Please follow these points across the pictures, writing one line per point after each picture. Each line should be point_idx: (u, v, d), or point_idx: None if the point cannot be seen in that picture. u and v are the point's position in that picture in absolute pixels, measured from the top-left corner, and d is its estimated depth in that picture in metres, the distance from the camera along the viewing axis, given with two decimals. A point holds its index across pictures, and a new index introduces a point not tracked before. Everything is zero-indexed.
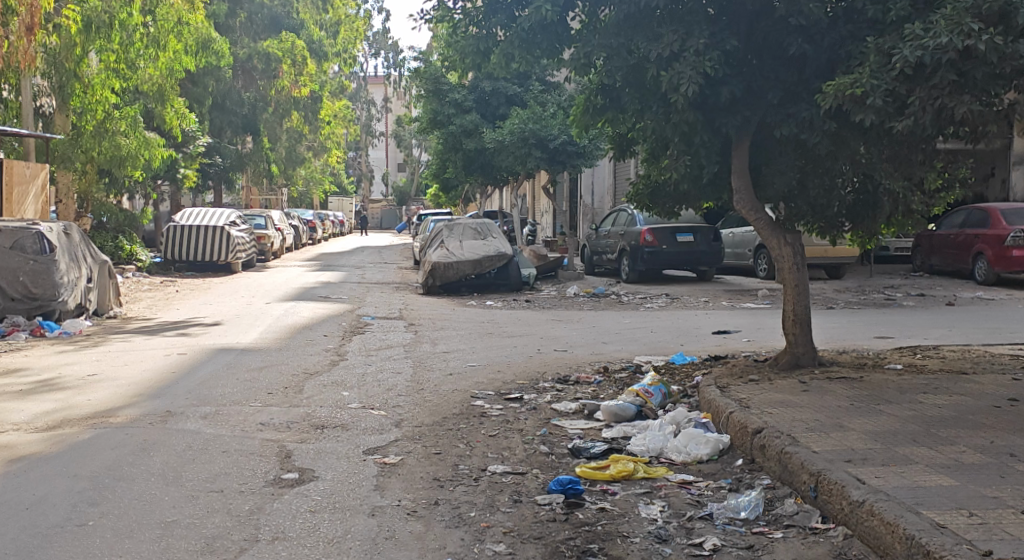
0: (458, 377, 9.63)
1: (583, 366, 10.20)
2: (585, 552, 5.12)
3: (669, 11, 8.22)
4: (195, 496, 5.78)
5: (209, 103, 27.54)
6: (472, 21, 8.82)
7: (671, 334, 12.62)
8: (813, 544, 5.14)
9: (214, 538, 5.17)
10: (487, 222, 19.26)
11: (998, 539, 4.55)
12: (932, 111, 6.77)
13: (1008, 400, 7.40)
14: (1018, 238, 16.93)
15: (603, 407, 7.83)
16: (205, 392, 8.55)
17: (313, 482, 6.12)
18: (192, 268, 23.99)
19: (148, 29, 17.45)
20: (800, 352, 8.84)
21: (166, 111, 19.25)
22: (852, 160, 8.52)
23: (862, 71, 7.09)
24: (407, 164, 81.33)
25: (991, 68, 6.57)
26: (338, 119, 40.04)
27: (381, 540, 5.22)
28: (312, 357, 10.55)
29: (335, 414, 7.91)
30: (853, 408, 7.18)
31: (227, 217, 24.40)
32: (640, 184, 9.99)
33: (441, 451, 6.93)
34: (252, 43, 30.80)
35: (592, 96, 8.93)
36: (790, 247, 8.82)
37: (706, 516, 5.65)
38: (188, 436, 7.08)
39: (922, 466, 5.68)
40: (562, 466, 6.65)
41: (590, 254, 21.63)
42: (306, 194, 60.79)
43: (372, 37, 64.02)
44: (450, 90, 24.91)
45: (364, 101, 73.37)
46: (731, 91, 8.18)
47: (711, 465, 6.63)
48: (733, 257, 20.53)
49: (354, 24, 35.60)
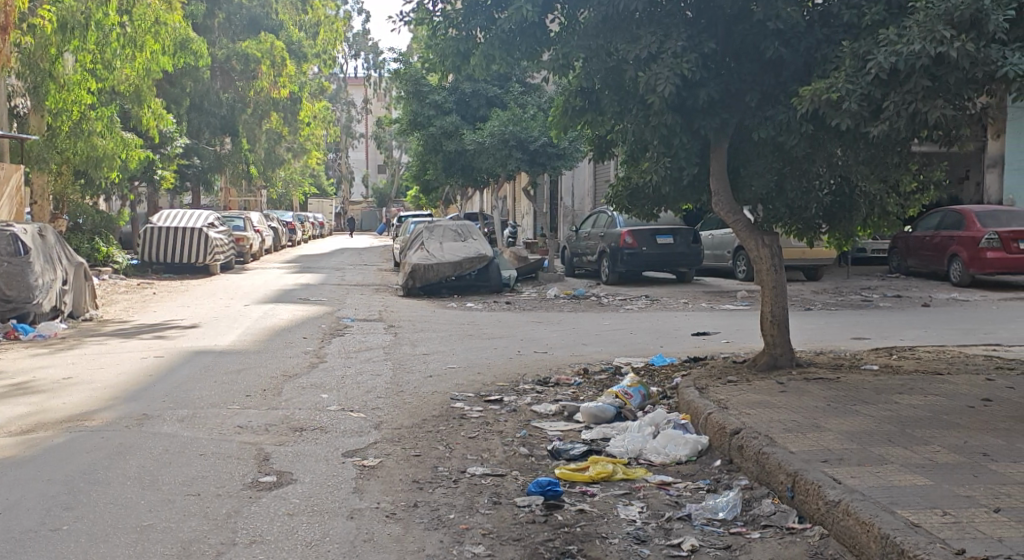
0: (437, 378, 9.64)
1: (562, 367, 10.24)
2: (564, 552, 5.15)
3: (648, 13, 8.26)
4: (171, 500, 5.75)
5: (187, 104, 27.43)
6: (450, 23, 8.81)
7: (651, 335, 12.69)
8: (789, 544, 5.17)
9: (191, 541, 5.15)
10: (467, 224, 19.22)
11: (972, 538, 4.59)
12: (906, 115, 6.83)
13: (981, 400, 7.48)
14: (992, 239, 17.12)
15: (582, 408, 7.85)
16: (182, 395, 8.50)
17: (291, 485, 6.10)
18: (169, 270, 23.82)
19: (125, 29, 17.14)
20: (778, 352, 8.90)
21: (143, 111, 19.11)
22: (829, 163, 8.58)
23: (838, 75, 7.17)
24: (388, 165, 81.21)
25: (964, 74, 6.64)
26: (317, 120, 39.92)
27: (359, 543, 5.21)
28: (291, 358, 10.55)
29: (313, 416, 7.89)
30: (830, 408, 7.25)
31: (205, 219, 24.25)
32: (619, 186, 10.02)
33: (420, 453, 6.94)
34: (231, 43, 30.65)
35: (571, 98, 8.95)
36: (768, 248, 8.86)
37: (684, 516, 5.68)
38: (165, 439, 7.03)
39: (896, 466, 5.73)
40: (541, 468, 6.66)
41: (570, 255, 21.68)
42: (284, 195, 60.58)
43: (352, 38, 63.78)
44: (430, 92, 24.87)
45: (344, 103, 73.19)
46: (709, 93, 8.21)
47: (690, 465, 6.67)
48: (712, 259, 20.65)
49: (333, 24, 35.44)
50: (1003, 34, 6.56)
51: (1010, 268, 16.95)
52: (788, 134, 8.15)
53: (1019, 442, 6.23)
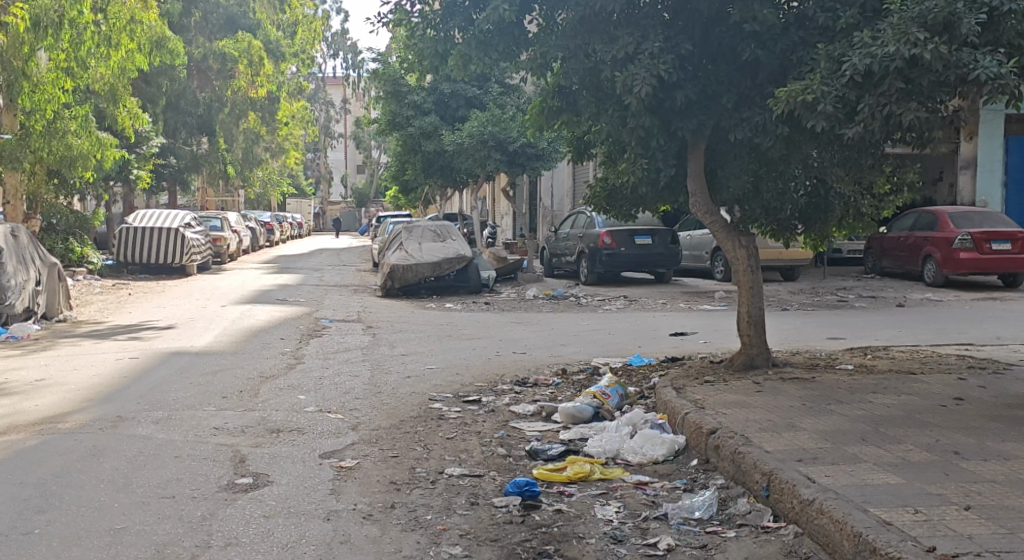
0: (415, 379, 9.64)
1: (541, 368, 10.26)
2: (541, 553, 5.16)
3: (625, 15, 8.31)
4: (144, 503, 5.71)
5: (163, 103, 27.30)
6: (429, 24, 8.82)
7: (629, 335, 12.73)
8: (764, 542, 5.22)
9: (166, 544, 5.13)
10: (446, 224, 19.19)
11: (942, 535, 4.64)
12: (880, 117, 6.88)
13: (953, 400, 7.55)
14: (964, 240, 17.30)
15: (560, 409, 7.87)
16: (157, 397, 8.45)
17: (268, 486, 6.09)
18: (145, 271, 23.65)
19: (99, 27, 16.97)
20: (754, 353, 8.95)
21: (119, 110, 18.91)
22: (804, 164, 8.63)
23: (815, 77, 7.21)
24: (367, 165, 80.91)
25: (936, 76, 6.71)
26: (294, 120, 39.81)
27: (336, 545, 5.21)
28: (268, 359, 10.51)
29: (291, 417, 7.88)
30: (805, 408, 7.30)
31: (182, 219, 24.09)
32: (598, 187, 10.04)
33: (398, 454, 6.93)
34: (207, 42, 30.48)
35: (549, 99, 8.95)
36: (744, 249, 8.91)
37: (661, 516, 5.70)
38: (140, 441, 6.99)
39: (870, 464, 5.78)
40: (519, 468, 6.67)
41: (550, 256, 21.70)
42: (261, 195, 60.38)
43: (331, 37, 63.69)
44: (409, 92, 24.87)
45: (322, 102, 73.05)
46: (686, 95, 8.24)
47: (667, 465, 6.71)
48: (690, 260, 20.75)
49: (311, 24, 35.68)
50: (974, 38, 6.70)
51: (983, 268, 17.15)
52: (765, 135, 8.21)
53: (989, 441, 6.30)
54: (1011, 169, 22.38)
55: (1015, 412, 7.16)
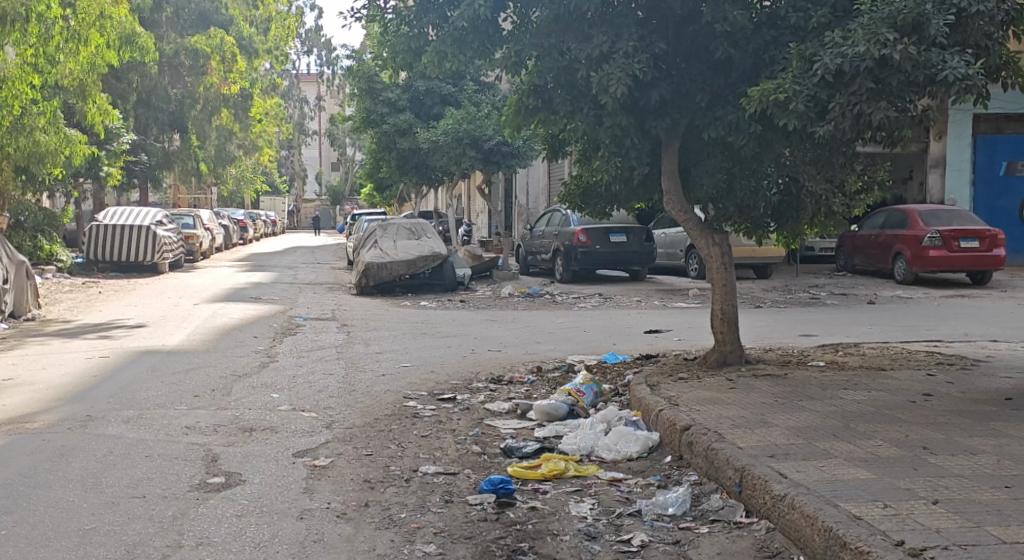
0: (390, 377, 9.60)
1: (515, 366, 10.26)
2: (515, 550, 5.16)
3: (600, 13, 8.29)
4: (114, 503, 5.66)
5: (133, 99, 27.00)
6: (403, 21, 8.81)
7: (604, 333, 12.76)
8: (736, 538, 5.26)
9: (136, 544, 5.09)
10: (421, 222, 19.14)
11: (910, 529, 4.68)
12: (851, 116, 6.94)
13: (922, 395, 7.63)
14: (934, 238, 17.47)
15: (536, 406, 7.88)
16: (127, 396, 8.38)
17: (240, 485, 6.05)
18: (115, 269, 23.46)
19: (68, 22, 16.58)
20: (727, 350, 9.01)
21: (88, 106, 18.78)
22: (776, 163, 8.69)
23: (786, 76, 7.24)
24: (342, 163, 80.60)
25: (905, 76, 6.79)
26: (267, 117, 39.54)
27: (309, 544, 5.18)
28: (241, 358, 10.43)
29: (263, 416, 7.83)
30: (778, 404, 7.35)
31: (152, 217, 23.88)
32: (572, 185, 10.07)
33: (373, 452, 6.92)
34: (179, 38, 30.16)
35: (524, 97, 8.94)
36: (718, 247, 8.96)
37: (635, 512, 5.73)
38: (110, 441, 6.93)
39: (841, 459, 5.83)
40: (493, 466, 6.67)
41: (525, 254, 21.69)
42: (235, 191, 60.01)
43: (305, 34, 63.32)
44: (383, 89, 24.77)
45: (297, 99, 72.68)
46: (661, 94, 8.27)
47: (640, 462, 6.73)
48: (666, 257, 20.84)
49: (285, 21, 35.39)
50: (942, 39, 6.79)
51: (952, 266, 17.35)
52: (738, 134, 8.26)
53: (957, 436, 6.37)
54: (980, 168, 22.63)
55: (982, 407, 7.25)
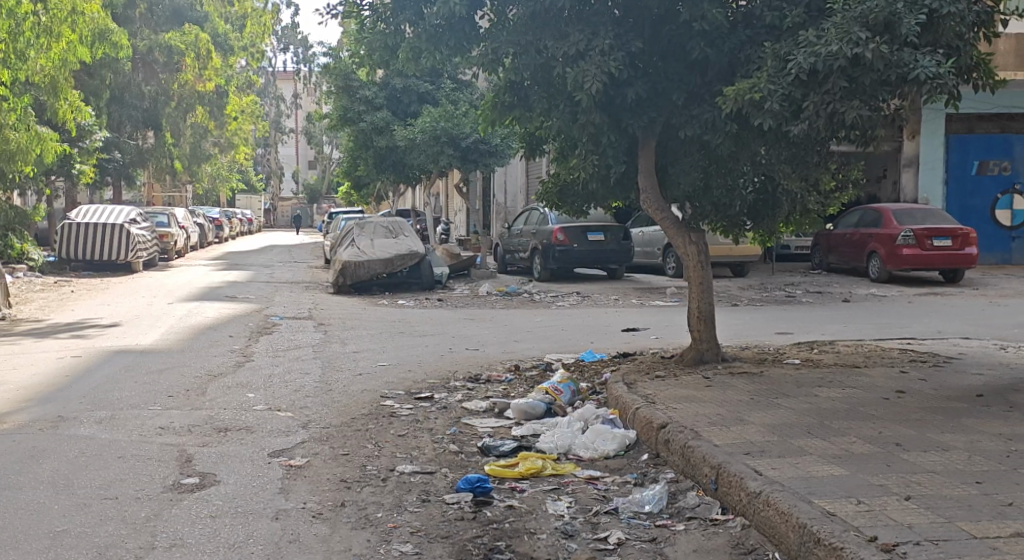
0: (367, 376, 9.57)
1: (493, 365, 10.24)
2: (491, 549, 5.16)
3: (576, 11, 8.28)
4: (86, 504, 5.61)
5: (106, 96, 26.72)
6: (380, 18, 8.77)
7: (582, 331, 12.78)
8: (712, 535, 5.28)
9: (108, 546, 5.03)
10: (398, 221, 19.08)
11: (883, 525, 4.71)
12: (825, 115, 6.98)
13: (895, 392, 7.69)
14: (908, 237, 17.62)
15: (513, 404, 7.85)
16: (100, 396, 8.31)
17: (215, 486, 6.02)
18: (88, 267, 23.26)
19: (39, 18, 16.35)
20: (704, 348, 9.05)
21: (60, 104, 18.53)
22: (753, 161, 8.73)
23: (760, 76, 7.24)
24: (320, 161, 80.27)
25: (878, 75, 6.84)
26: (244, 115, 39.31)
27: (285, 544, 5.15)
28: (216, 358, 10.36)
29: (239, 416, 7.78)
30: (754, 402, 7.38)
31: (126, 215, 23.68)
32: (549, 183, 10.07)
33: (349, 452, 6.89)
34: (153, 34, 29.89)
35: (501, 95, 8.93)
36: (695, 245, 8.99)
37: (612, 511, 5.74)
38: (81, 441, 6.86)
39: (815, 456, 5.86)
40: (471, 465, 6.65)
41: (503, 252, 21.69)
42: (210, 188, 59.77)
43: (281, 31, 63.01)
44: (360, 87, 24.69)
45: (273, 97, 72.27)
46: (637, 92, 8.27)
47: (618, 460, 6.73)
48: (643, 256, 20.91)
49: (261, 18, 35.19)
50: (914, 38, 6.84)
51: (925, 264, 17.51)
52: (714, 133, 8.29)
53: (930, 432, 6.42)
54: (952, 168, 22.82)
55: (954, 404, 7.31)
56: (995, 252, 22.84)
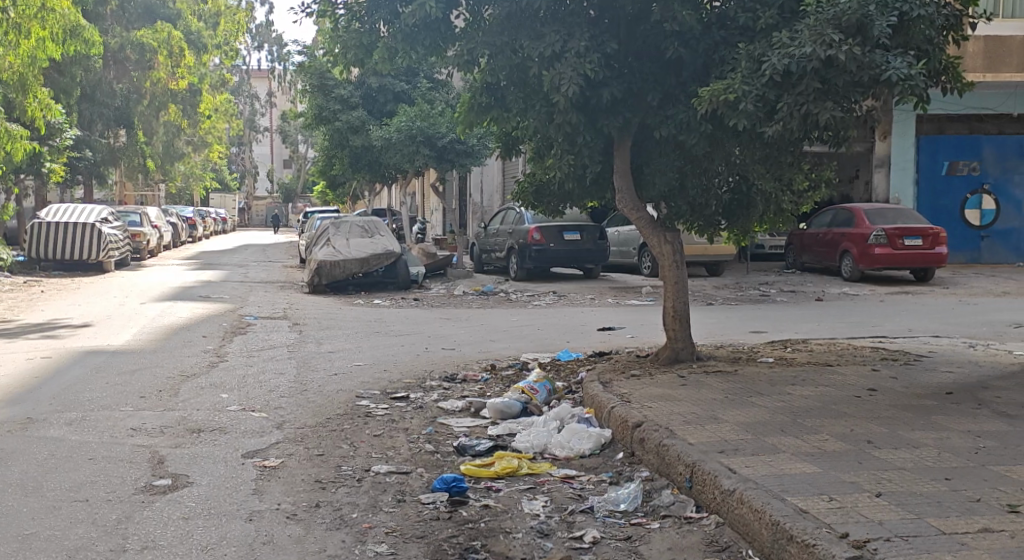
0: (342, 376, 9.53)
1: (469, 364, 10.24)
2: (467, 549, 5.15)
3: (552, 11, 8.30)
4: (56, 507, 5.55)
5: (76, 94, 26.44)
6: (354, 17, 8.73)
7: (558, 330, 12.80)
8: (687, 533, 5.29)
9: (78, 549, 4.98)
10: (374, 220, 19.01)
11: (854, 521, 4.75)
12: (799, 117, 7.02)
13: (868, 390, 7.76)
14: (880, 236, 17.77)
15: (489, 404, 7.85)
16: (71, 397, 8.23)
17: (187, 488, 5.97)
18: (58, 267, 23.02)
19: (8, 14, 16.17)
20: (679, 347, 9.09)
21: (29, 101, 18.31)
22: (727, 161, 8.78)
23: (735, 76, 7.25)
24: (294, 160, 79.90)
25: (851, 76, 6.89)
26: (218, 114, 39.04)
27: (259, 545, 5.13)
28: (189, 358, 10.29)
29: (212, 416, 7.73)
30: (728, 400, 7.41)
31: (97, 214, 23.46)
32: (525, 183, 10.07)
33: (324, 452, 6.86)
34: (124, 32, 29.61)
35: (477, 95, 8.93)
36: (670, 245, 9.04)
37: (588, 509, 5.75)
38: (51, 443, 6.80)
39: (788, 454, 5.90)
40: (446, 465, 6.64)
41: (479, 252, 21.68)
42: (184, 188, 59.39)
43: (256, 29, 62.63)
44: (335, 86, 24.58)
45: (247, 95, 71.84)
46: (612, 92, 8.28)
47: (594, 459, 6.74)
48: (619, 255, 20.97)
49: (235, 16, 35.00)
50: (886, 40, 6.91)
51: (897, 264, 17.68)
52: (689, 133, 8.32)
53: (900, 430, 6.48)
54: (923, 168, 23.04)
55: (924, 401, 7.38)
56: (964, 251, 23.07)
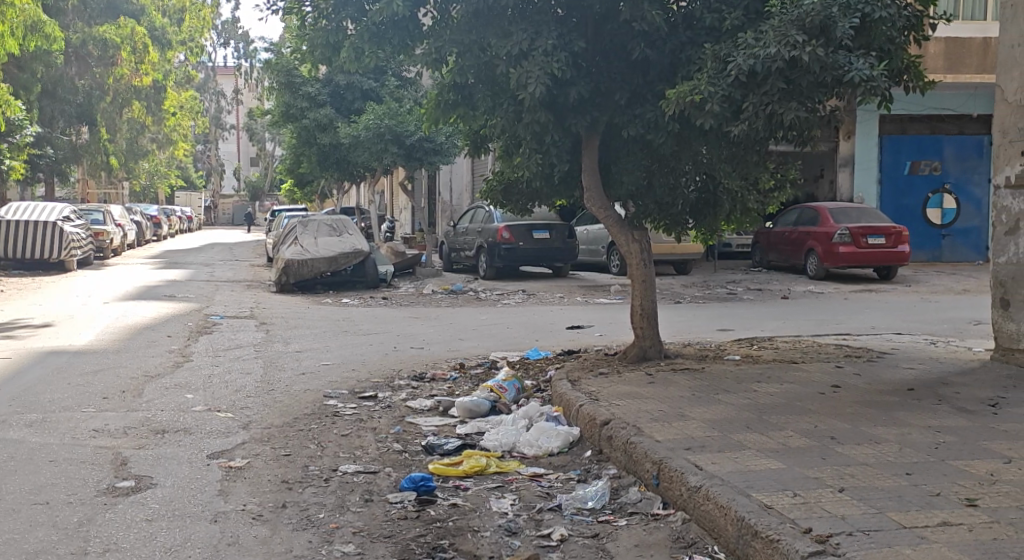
0: (309, 376, 9.47)
1: (437, 363, 10.22)
2: (435, 548, 5.13)
3: (520, 10, 8.30)
4: (16, 509, 5.48)
5: (36, 91, 26.06)
6: (321, 15, 8.63)
7: (527, 329, 12.79)
8: (653, 530, 5.32)
9: (38, 552, 4.92)
10: (342, 219, 18.90)
11: (817, 517, 4.79)
12: (763, 116, 7.08)
13: (831, 387, 7.84)
14: (845, 235, 17.94)
15: (457, 404, 7.83)
16: (31, 398, 8.11)
17: (150, 489, 5.90)
18: (20, 267, 22.70)
19: None
20: (647, 344, 9.13)
21: None
22: (694, 160, 8.83)
23: (701, 76, 7.28)
24: (262, 158, 79.15)
25: (814, 77, 6.96)
26: (184, 111, 38.63)
27: (223, 547, 5.09)
28: (152, 358, 10.18)
29: (176, 417, 7.66)
30: (694, 398, 7.45)
31: (59, 213, 23.14)
32: (493, 181, 10.06)
33: (291, 452, 6.82)
34: (86, 27, 29.16)
35: (444, 93, 8.91)
36: (637, 243, 9.08)
37: (555, 507, 5.75)
38: (10, 445, 6.69)
39: (753, 451, 5.94)
40: (414, 464, 6.63)
41: (448, 251, 21.62)
42: (149, 187, 58.60)
43: (222, 25, 62.04)
44: (303, 83, 24.36)
45: (212, 92, 71.04)
46: (579, 91, 8.30)
47: (561, 457, 6.76)
48: (587, 254, 21.01)
49: (201, 12, 34.63)
50: (848, 41, 7.00)
51: (861, 262, 17.85)
52: (656, 132, 8.35)
53: (863, 426, 6.54)
54: (886, 168, 23.34)
55: (887, 398, 7.47)
56: (925, 250, 23.33)
